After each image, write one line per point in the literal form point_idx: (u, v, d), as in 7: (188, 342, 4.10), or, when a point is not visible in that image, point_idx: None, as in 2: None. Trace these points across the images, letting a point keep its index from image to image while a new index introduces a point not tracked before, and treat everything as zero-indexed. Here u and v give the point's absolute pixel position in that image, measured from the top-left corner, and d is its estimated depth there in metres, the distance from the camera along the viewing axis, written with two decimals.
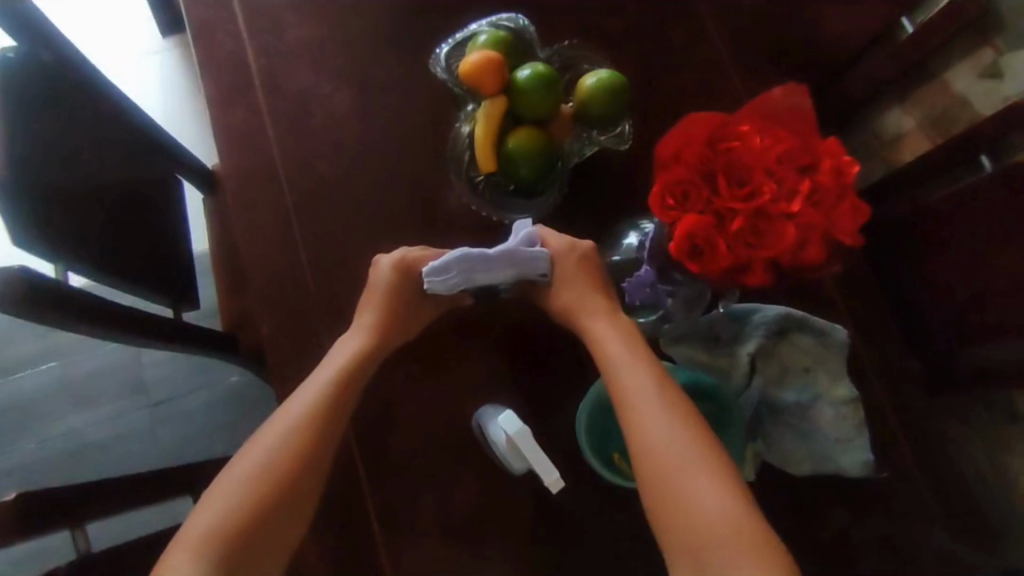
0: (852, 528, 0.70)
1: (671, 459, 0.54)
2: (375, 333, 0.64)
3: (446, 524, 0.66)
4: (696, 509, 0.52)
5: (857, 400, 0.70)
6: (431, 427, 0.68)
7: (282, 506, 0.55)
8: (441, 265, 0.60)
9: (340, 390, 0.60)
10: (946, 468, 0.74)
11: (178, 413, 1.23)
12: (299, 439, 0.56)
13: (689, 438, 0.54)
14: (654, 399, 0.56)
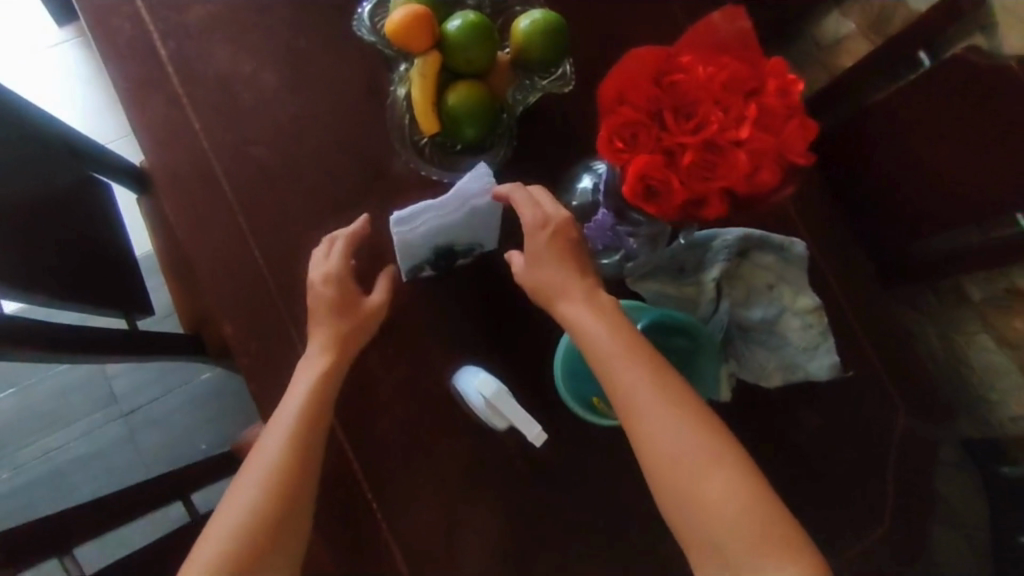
0: (826, 428, 0.74)
1: (671, 453, 0.53)
2: (332, 350, 0.61)
3: (444, 488, 0.67)
4: (704, 502, 0.52)
5: (818, 308, 0.73)
6: (413, 399, 0.68)
7: (290, 539, 0.54)
8: (406, 215, 0.57)
9: (312, 415, 0.57)
10: (905, 358, 0.78)
11: (155, 417, 1.21)
12: (275, 480, 0.54)
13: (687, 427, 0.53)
14: (650, 390, 0.54)
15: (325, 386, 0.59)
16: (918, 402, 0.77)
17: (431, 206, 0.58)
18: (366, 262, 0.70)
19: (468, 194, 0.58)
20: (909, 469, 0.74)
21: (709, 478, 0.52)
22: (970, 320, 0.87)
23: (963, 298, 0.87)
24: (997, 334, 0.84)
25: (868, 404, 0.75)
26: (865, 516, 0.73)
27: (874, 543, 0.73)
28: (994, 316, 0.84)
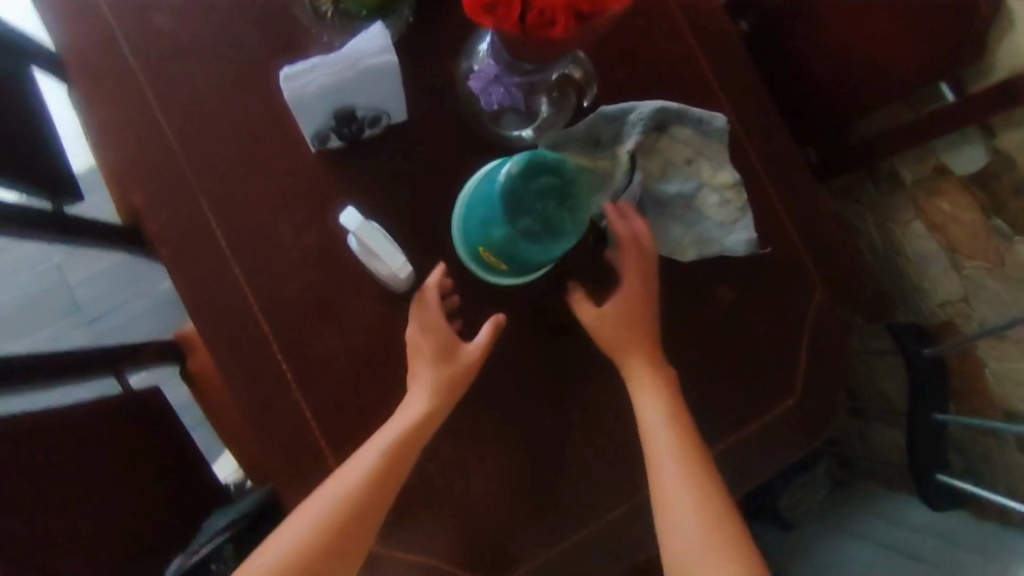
0: (741, 303, 0.74)
1: (673, 464, 0.65)
2: (434, 407, 0.64)
3: (355, 355, 0.69)
4: (682, 500, 0.64)
5: (737, 183, 0.73)
6: (323, 270, 0.69)
7: (359, 527, 0.61)
8: (297, 70, 0.58)
9: (402, 449, 0.62)
10: (827, 237, 0.78)
11: (116, 325, 1.24)
12: (359, 495, 0.61)
13: (685, 450, 0.66)
14: (676, 465, 0.65)
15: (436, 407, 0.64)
16: (836, 281, 0.78)
17: (324, 63, 0.58)
18: (270, 136, 0.68)
19: (361, 52, 0.57)
20: (820, 342, 0.76)
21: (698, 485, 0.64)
22: (903, 206, 0.86)
23: (896, 185, 0.86)
24: (928, 219, 0.83)
25: (784, 280, 0.76)
26: (775, 387, 0.75)
27: (783, 413, 0.75)
28: (924, 201, 0.82)
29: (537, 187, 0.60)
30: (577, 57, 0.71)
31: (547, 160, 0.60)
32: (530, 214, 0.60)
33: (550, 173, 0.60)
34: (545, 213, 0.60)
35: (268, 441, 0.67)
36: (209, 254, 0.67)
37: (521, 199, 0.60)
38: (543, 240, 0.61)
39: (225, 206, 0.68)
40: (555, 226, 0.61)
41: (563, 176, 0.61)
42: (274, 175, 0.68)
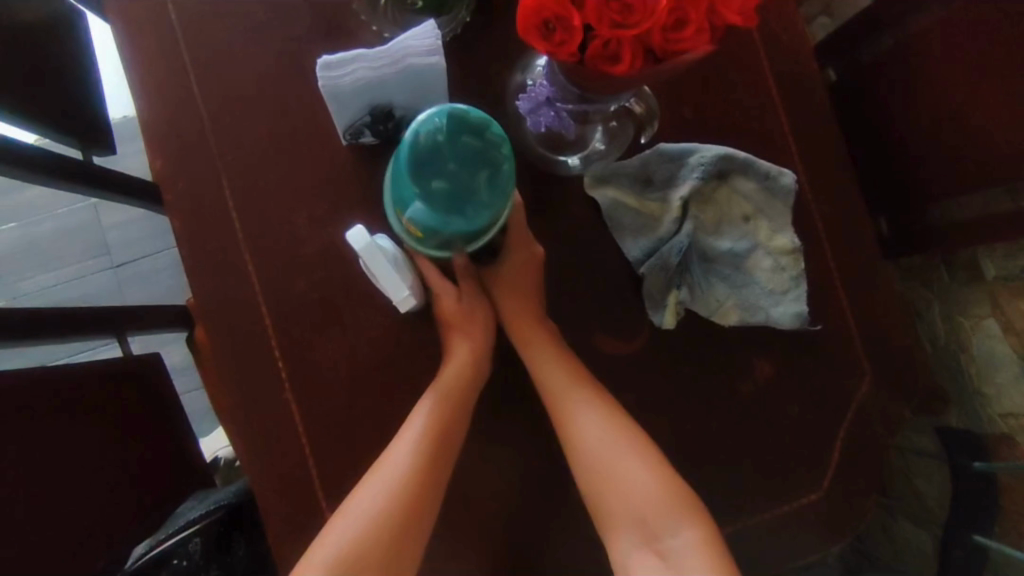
0: (779, 379, 0.68)
1: (601, 455, 0.59)
2: (480, 358, 0.62)
3: (352, 366, 0.64)
4: (620, 487, 0.58)
5: (796, 249, 0.66)
6: (335, 271, 0.64)
7: (433, 489, 0.57)
8: (334, 61, 0.54)
9: (420, 458, 0.57)
10: (886, 322, 0.70)
11: (140, 275, 1.24)
12: (420, 456, 0.57)
13: (615, 434, 0.59)
14: (615, 460, 0.58)
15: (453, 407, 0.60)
16: (889, 372, 0.70)
17: (365, 58, 0.54)
18: (306, 122, 0.65)
19: (408, 51, 0.54)
20: (860, 437, 0.68)
21: (638, 469, 0.58)
22: (977, 299, 0.78)
23: (973, 276, 0.78)
24: (1004, 320, 0.74)
25: (831, 363, 0.68)
26: (800, 477, 0.67)
27: (804, 506, 0.67)
28: (1004, 299, 0.74)
29: (453, 147, 0.45)
30: (640, 90, 0.65)
31: (469, 116, 0.45)
32: (442, 177, 0.45)
33: (472, 133, 0.44)
34: (460, 177, 0.45)
35: (247, 440, 0.63)
36: (222, 235, 0.64)
37: (432, 158, 0.45)
38: (460, 212, 0.47)
39: (246, 186, 0.64)
40: (468, 197, 0.46)
41: (488, 139, 0.45)
42: (302, 163, 0.64)
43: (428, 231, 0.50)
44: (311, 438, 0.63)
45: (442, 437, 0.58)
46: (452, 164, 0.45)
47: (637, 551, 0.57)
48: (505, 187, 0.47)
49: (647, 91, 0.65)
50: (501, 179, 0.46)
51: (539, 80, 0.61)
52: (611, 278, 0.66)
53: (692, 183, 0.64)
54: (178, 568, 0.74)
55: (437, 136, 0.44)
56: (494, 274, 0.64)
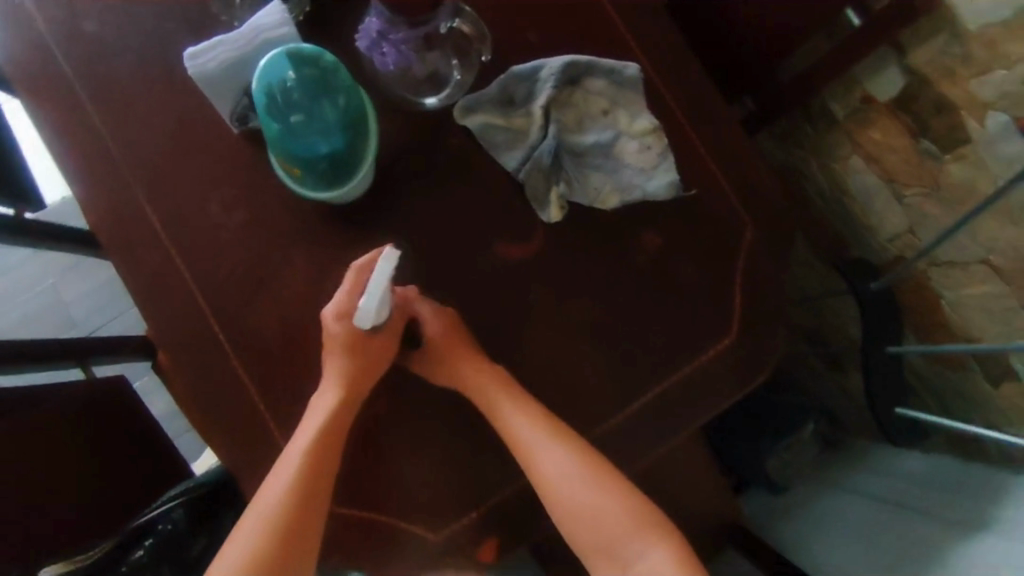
0: (670, 245, 0.75)
1: (578, 499, 0.69)
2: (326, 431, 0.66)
3: (287, 323, 0.70)
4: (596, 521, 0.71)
5: (655, 127, 0.74)
6: (254, 245, 0.71)
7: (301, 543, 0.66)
8: (197, 52, 0.61)
9: (321, 447, 0.66)
10: (753, 175, 0.78)
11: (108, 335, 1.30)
12: (282, 524, 0.65)
13: (591, 487, 0.69)
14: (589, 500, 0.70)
15: (361, 381, 0.67)
16: (767, 217, 0.77)
17: (224, 43, 0.61)
18: (193, 120, 0.71)
19: (259, 28, 0.61)
20: (754, 279, 0.76)
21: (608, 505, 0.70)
22: (838, 141, 0.85)
23: (830, 119, 0.85)
24: (864, 152, 0.82)
25: (713, 221, 0.76)
26: (710, 329, 0.75)
27: (721, 352, 0.75)
28: (857, 133, 0.81)
29: (300, 82, 0.53)
30: (462, 13, 0.73)
31: (300, 52, 0.53)
32: (297, 111, 0.53)
33: (307, 63, 0.53)
34: (313, 106, 0.53)
35: (210, 409, 0.70)
36: (145, 238, 0.71)
37: (281, 97, 0.53)
38: (322, 136, 0.55)
39: (157, 190, 0.71)
40: (323, 123, 0.54)
41: (324, 67, 0.53)
42: (199, 158, 0.71)
43: (304, 167, 0.57)
44: (265, 395, 0.70)
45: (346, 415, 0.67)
46: (300, 95, 0.53)
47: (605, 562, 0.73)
48: (354, 102, 0.56)
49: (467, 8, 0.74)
50: (348, 96, 0.55)
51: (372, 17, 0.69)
52: (497, 192, 0.73)
53: (549, 92, 0.72)
54: (164, 532, 0.82)
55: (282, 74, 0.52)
56: (392, 210, 0.71)
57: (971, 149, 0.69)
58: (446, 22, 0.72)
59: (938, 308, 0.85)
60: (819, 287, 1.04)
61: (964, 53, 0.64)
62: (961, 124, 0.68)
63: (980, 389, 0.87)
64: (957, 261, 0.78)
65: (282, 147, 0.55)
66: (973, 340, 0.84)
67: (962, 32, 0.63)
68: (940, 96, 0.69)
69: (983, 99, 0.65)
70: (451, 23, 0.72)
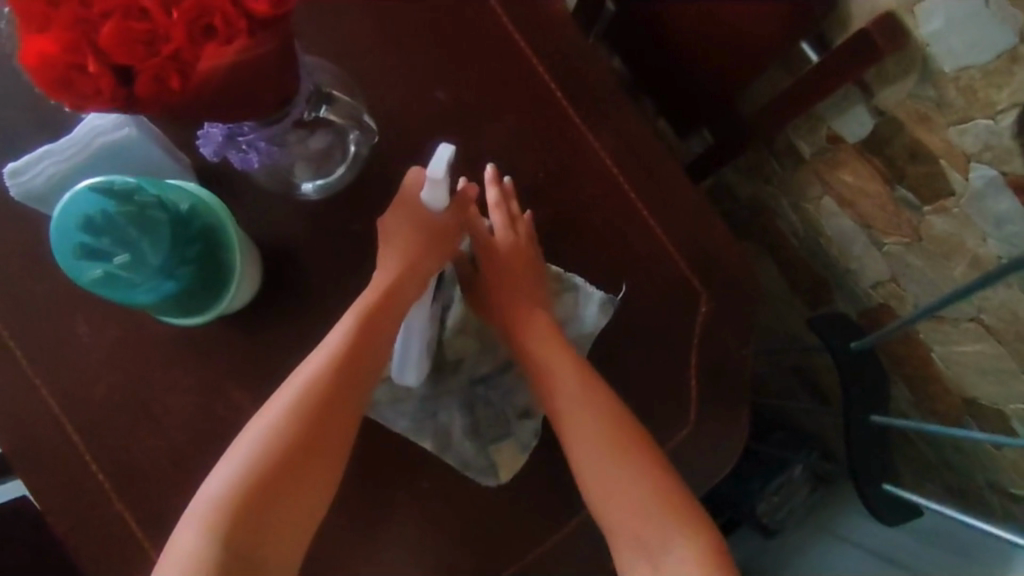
0: (613, 328, 0.65)
1: (567, 404, 0.59)
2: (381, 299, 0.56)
3: (175, 456, 0.61)
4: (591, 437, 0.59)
5: (547, 271, 0.65)
6: (132, 368, 0.61)
7: (319, 455, 0.53)
8: (18, 168, 0.50)
9: (340, 369, 0.54)
10: (708, 237, 0.67)
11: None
12: (296, 421, 0.52)
13: (615, 458, 0.59)
14: (592, 406, 0.59)
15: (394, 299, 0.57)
16: (726, 285, 0.67)
17: (51, 153, 0.51)
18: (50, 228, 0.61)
19: (94, 131, 0.51)
20: (714, 357, 0.66)
21: (626, 477, 0.58)
22: (807, 181, 0.75)
23: (797, 160, 0.74)
24: (836, 195, 0.71)
25: (663, 295, 0.66)
26: (666, 420, 0.65)
27: (678, 447, 0.65)
28: (827, 174, 0.71)
29: (117, 218, 0.43)
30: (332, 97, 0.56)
31: (111, 187, 0.44)
32: (119, 250, 0.43)
33: (119, 200, 0.43)
34: (136, 243, 0.44)
35: (91, 562, 0.60)
36: (3, 369, 0.61)
37: (90, 237, 0.43)
38: (155, 280, 0.45)
39: (14, 312, 0.61)
40: (151, 265, 0.45)
41: (140, 201, 0.44)
42: (60, 272, 0.61)
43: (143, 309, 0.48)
44: (156, 544, 0.60)
45: (381, 327, 0.56)
46: (113, 239, 0.43)
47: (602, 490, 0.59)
48: (187, 237, 0.47)
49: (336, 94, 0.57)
50: (176, 231, 0.46)
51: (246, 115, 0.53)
52: None
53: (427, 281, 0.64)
54: None
55: (93, 211, 0.43)
56: (289, 316, 0.62)
57: (953, 202, 0.58)
58: (310, 111, 0.53)
59: (929, 362, 0.76)
60: (801, 326, 0.94)
61: (938, 97, 0.54)
62: (940, 174, 0.58)
63: (980, 448, 0.77)
64: (948, 318, 0.68)
65: (107, 295, 0.45)
66: (969, 398, 0.74)
67: (935, 74, 0.53)
68: (914, 142, 0.58)
69: (964, 150, 0.54)
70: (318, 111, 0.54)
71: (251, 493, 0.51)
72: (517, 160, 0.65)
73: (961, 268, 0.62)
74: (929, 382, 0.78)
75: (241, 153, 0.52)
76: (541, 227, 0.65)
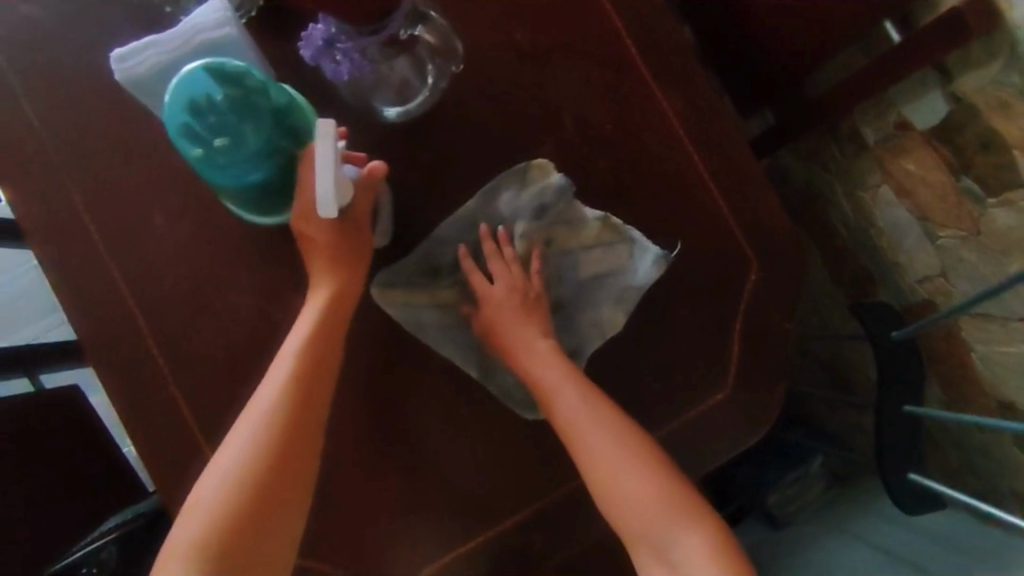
0: (664, 285, 0.66)
1: (571, 417, 0.60)
2: (326, 326, 0.58)
3: (233, 352, 0.64)
4: (595, 451, 0.59)
5: (606, 220, 0.66)
6: (202, 264, 0.64)
7: (288, 473, 0.55)
8: (125, 54, 0.54)
9: (304, 388, 0.57)
10: (765, 208, 0.68)
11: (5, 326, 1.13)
12: (264, 445, 0.55)
13: (615, 454, 0.59)
14: (594, 423, 0.60)
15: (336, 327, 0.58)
16: (779, 258, 0.68)
17: (156, 44, 0.54)
18: (141, 121, 0.64)
19: (198, 27, 0.53)
20: (758, 324, 0.67)
21: (629, 472, 0.59)
22: (867, 168, 0.75)
23: (860, 146, 0.75)
24: (896, 184, 0.72)
25: (716, 259, 0.67)
26: (704, 379, 0.66)
27: (712, 407, 0.66)
28: (890, 162, 0.71)
29: (221, 103, 0.45)
30: (428, 19, 0.64)
31: (221, 69, 0.46)
32: (222, 135, 0.46)
33: (228, 84, 0.46)
34: (238, 131, 0.46)
35: (144, 441, 0.63)
36: (83, 250, 0.64)
37: (195, 119, 0.46)
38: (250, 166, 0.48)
39: (98, 197, 0.65)
40: (249, 153, 0.47)
41: (245, 88, 0.46)
42: (146, 164, 0.64)
43: (236, 191, 0.51)
44: (207, 432, 0.63)
45: (329, 347, 0.58)
46: (216, 120, 0.46)
47: (611, 499, 0.59)
48: (283, 130, 0.49)
49: (432, 15, 0.64)
50: (275, 120, 0.48)
51: (335, 43, 0.53)
52: (471, 216, 0.65)
53: (493, 216, 0.65)
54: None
55: (203, 95, 0.45)
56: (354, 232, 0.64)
57: (1020, 195, 0.58)
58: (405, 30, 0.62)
59: (968, 362, 0.76)
60: (839, 319, 0.95)
61: (1022, 84, 0.54)
62: (1010, 165, 0.58)
63: (1009, 454, 0.77)
64: (995, 316, 0.69)
65: (207, 174, 0.48)
66: (1005, 400, 0.74)
67: (1021, 60, 0.53)
68: (988, 131, 0.59)
69: None
70: (412, 29, 0.63)
71: (227, 531, 0.52)
72: (587, 111, 0.67)
73: (1018, 264, 0.62)
74: (964, 383, 0.78)
75: (334, 64, 0.54)
76: (602, 177, 0.66)
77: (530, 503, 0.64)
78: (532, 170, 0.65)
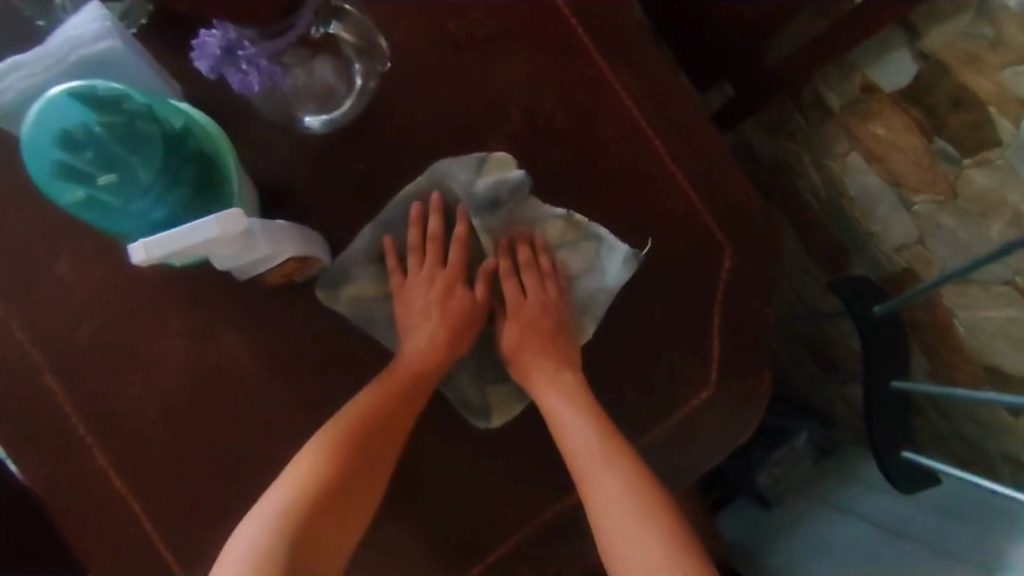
0: (634, 282, 0.62)
1: (581, 452, 0.55)
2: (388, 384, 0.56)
3: (165, 406, 0.57)
4: (607, 493, 0.54)
5: (570, 218, 0.61)
6: (119, 312, 0.57)
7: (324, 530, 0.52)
8: None
9: (361, 446, 0.54)
10: (733, 189, 0.63)
11: None
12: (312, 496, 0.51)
13: (630, 499, 0.53)
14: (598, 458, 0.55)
15: (400, 411, 0.55)
16: (752, 243, 0.63)
17: (17, 66, 0.45)
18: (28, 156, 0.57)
19: (71, 43, 0.45)
20: (737, 315, 0.63)
21: (636, 522, 0.52)
22: (833, 136, 0.71)
23: (824, 114, 0.71)
24: (865, 150, 0.68)
25: (687, 250, 0.62)
26: (685, 379, 0.62)
27: (698, 408, 0.62)
28: (858, 128, 0.67)
29: (100, 132, 0.38)
30: (343, 13, 0.55)
31: (94, 93, 0.39)
32: (106, 168, 0.39)
33: (103, 109, 0.39)
34: (127, 162, 0.39)
35: (75, 515, 0.56)
36: None
37: (70, 153, 0.38)
38: (145, 202, 0.41)
39: None
40: (142, 187, 0.40)
41: (128, 112, 0.40)
42: (39, 205, 0.57)
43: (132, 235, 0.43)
44: (145, 498, 0.56)
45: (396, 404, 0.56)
46: (95, 152, 0.38)
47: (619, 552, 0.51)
48: (180, 156, 0.43)
49: (348, 7, 0.57)
50: (167, 146, 0.42)
51: (238, 50, 0.47)
52: (419, 229, 0.59)
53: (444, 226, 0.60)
54: None
55: (78, 125, 0.38)
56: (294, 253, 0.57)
57: (998, 153, 0.55)
58: (319, 26, 0.51)
59: (950, 329, 0.73)
60: (815, 293, 0.92)
61: (994, 35, 0.50)
62: (987, 123, 0.55)
63: (998, 418, 0.75)
64: (978, 280, 0.65)
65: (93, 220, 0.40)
66: (991, 365, 0.71)
67: (992, 9, 0.49)
68: (960, 88, 0.55)
69: (1017, 94, 0.51)
70: (328, 27, 0.53)
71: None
72: (534, 101, 0.61)
73: (999, 227, 0.59)
74: (947, 351, 0.76)
75: (240, 74, 0.48)
76: (558, 172, 0.61)
77: (513, 532, 0.60)
78: (487, 172, 0.59)
